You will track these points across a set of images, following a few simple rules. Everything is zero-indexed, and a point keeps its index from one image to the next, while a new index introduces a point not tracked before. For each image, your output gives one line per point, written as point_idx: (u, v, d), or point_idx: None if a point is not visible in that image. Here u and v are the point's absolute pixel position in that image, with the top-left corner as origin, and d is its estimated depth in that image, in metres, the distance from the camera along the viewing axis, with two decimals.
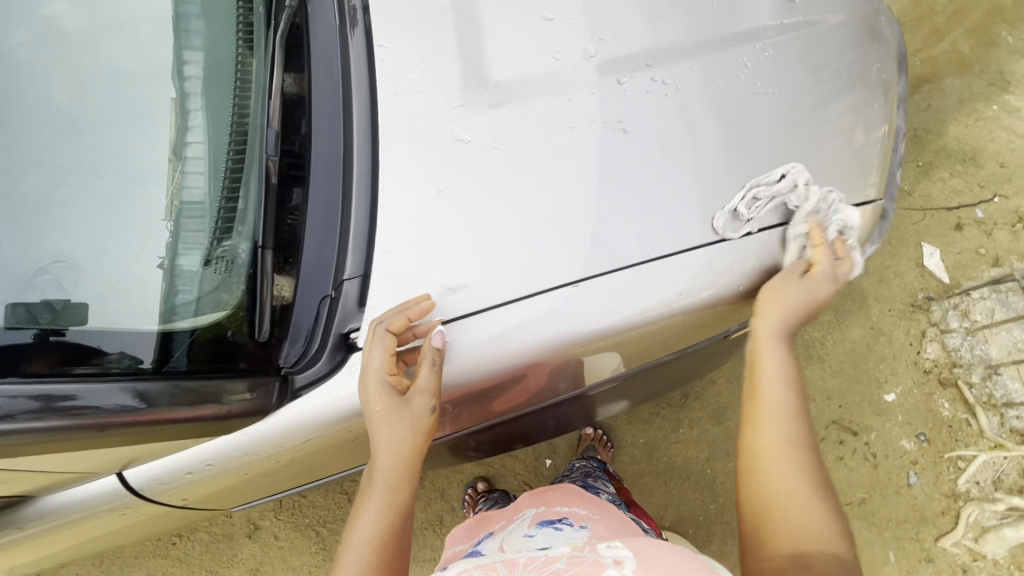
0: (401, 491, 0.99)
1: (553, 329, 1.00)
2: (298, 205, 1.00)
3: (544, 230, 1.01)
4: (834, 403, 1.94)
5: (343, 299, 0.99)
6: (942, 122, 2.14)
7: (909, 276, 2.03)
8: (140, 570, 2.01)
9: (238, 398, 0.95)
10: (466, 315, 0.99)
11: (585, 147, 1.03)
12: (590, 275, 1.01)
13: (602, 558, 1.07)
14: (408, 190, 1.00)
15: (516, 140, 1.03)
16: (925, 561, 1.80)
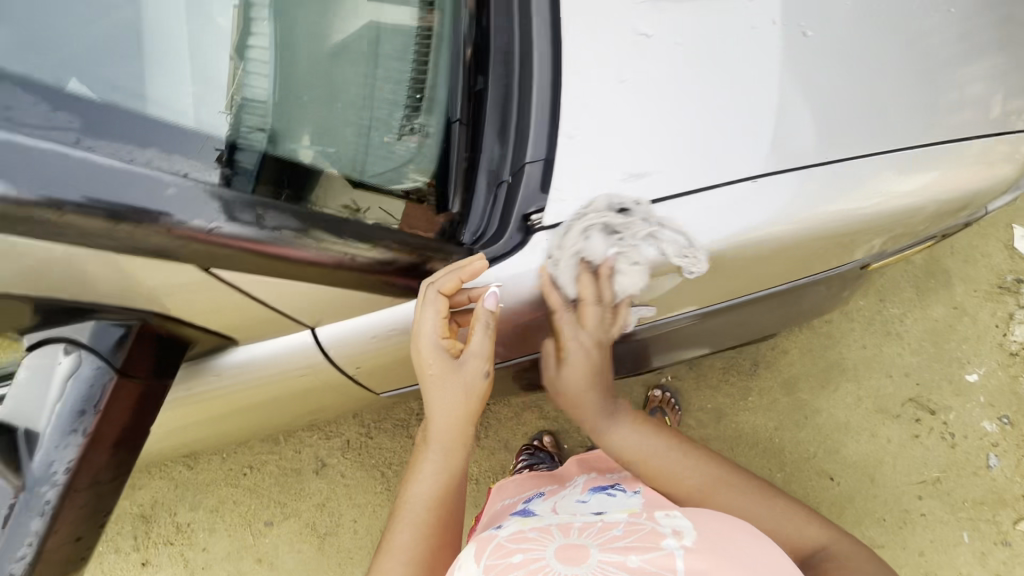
0: (457, 454, 1.06)
1: (734, 224, 0.92)
2: (481, 89, 1.01)
3: (731, 122, 0.94)
4: (912, 380, 1.91)
5: (528, 179, 0.94)
6: None
7: (998, 258, 1.97)
8: (210, 497, 2.09)
9: (361, 252, 0.82)
10: (644, 203, 0.91)
11: (767, 48, 0.98)
12: (776, 170, 0.93)
13: (661, 527, 0.99)
14: (591, 78, 0.97)
15: (698, 37, 0.98)
16: (1000, 544, 1.76)
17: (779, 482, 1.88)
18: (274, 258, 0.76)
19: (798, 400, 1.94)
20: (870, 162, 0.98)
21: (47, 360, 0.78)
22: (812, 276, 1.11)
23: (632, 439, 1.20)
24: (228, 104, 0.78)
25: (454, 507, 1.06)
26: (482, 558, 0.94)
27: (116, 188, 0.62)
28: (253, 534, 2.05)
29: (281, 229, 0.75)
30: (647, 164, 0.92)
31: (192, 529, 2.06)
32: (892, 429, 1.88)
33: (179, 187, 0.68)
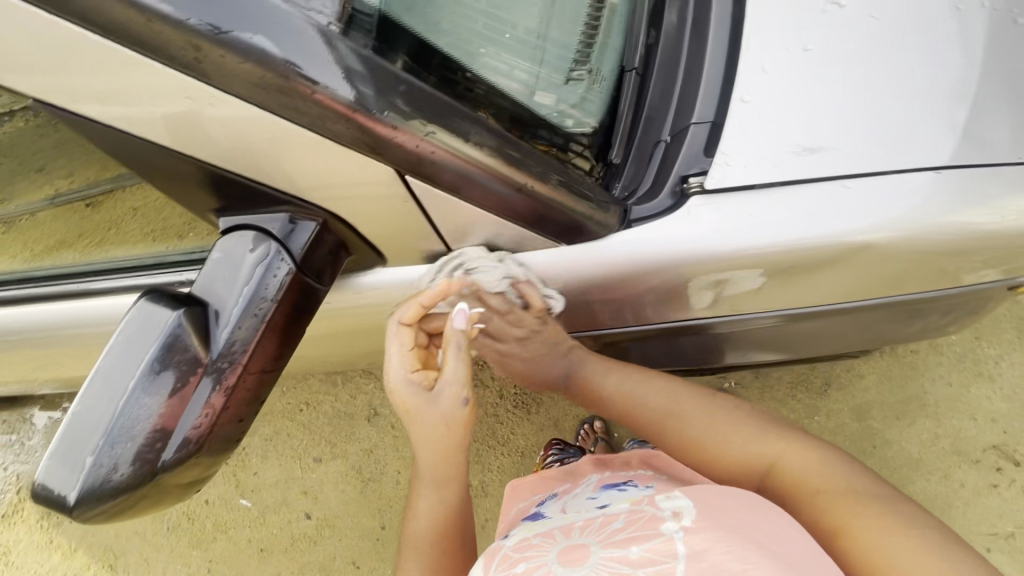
0: (450, 486, 1.10)
1: (908, 213, 0.87)
2: (650, 45, 1.02)
3: (924, 103, 0.88)
4: (998, 427, 1.79)
5: (693, 142, 0.92)
6: None
7: None
8: (268, 426, 2.18)
9: (472, 149, 0.75)
10: (818, 179, 0.87)
11: (966, 30, 0.90)
12: (958, 163, 0.87)
13: (662, 510, 0.92)
14: (771, 43, 0.93)
15: (897, 12, 0.91)
16: None
17: None
18: (388, 145, 0.70)
19: (867, 427, 1.86)
20: None
21: (237, 247, 0.78)
22: (945, 290, 1.05)
23: (619, 383, 1.22)
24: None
25: (455, 537, 1.11)
26: (489, 571, 0.93)
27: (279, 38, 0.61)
28: (301, 468, 2.13)
29: (407, 111, 0.69)
30: (823, 139, 0.88)
31: (246, 452, 2.17)
32: (968, 474, 1.77)
33: (312, 40, 0.63)
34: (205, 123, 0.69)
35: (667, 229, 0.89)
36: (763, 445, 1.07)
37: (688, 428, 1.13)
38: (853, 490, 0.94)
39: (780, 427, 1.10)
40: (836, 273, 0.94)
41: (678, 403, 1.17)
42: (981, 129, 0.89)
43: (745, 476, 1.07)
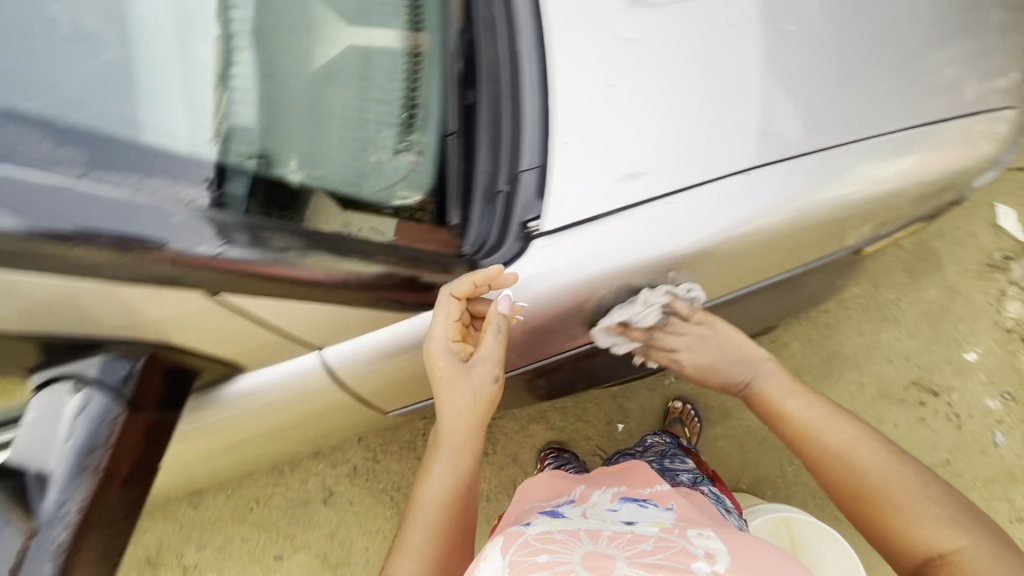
0: (466, 453, 1.01)
1: (729, 216, 0.95)
2: (473, 102, 1.00)
3: (719, 116, 0.97)
4: (913, 364, 1.92)
5: (527, 185, 0.95)
6: None
7: (984, 237, 2.02)
8: (217, 535, 2.03)
9: (350, 265, 0.86)
10: (642, 202, 0.94)
11: (746, 44, 1.00)
12: (763, 162, 0.97)
13: (694, 548, 0.95)
14: (579, 82, 0.98)
15: (684, 35, 0.99)
16: (1015, 522, 1.74)
17: (790, 475, 1.89)
18: (272, 279, 0.81)
19: None
20: (841, 150, 1.01)
21: (55, 400, 0.80)
22: (803, 267, 1.15)
23: (803, 407, 1.05)
24: (214, 133, 0.78)
25: (467, 508, 1.00)
26: (508, 554, 0.91)
27: (122, 220, 0.68)
28: (263, 570, 2.00)
29: (275, 243, 0.81)
30: (640, 163, 0.95)
31: (199, 570, 2.01)
32: (898, 413, 1.88)
33: (159, 213, 0.71)
34: (21, 289, 0.70)
35: (518, 276, 0.94)
36: (947, 534, 0.88)
37: (869, 479, 0.96)
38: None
39: (966, 516, 0.90)
40: (693, 277, 1.02)
41: (859, 453, 0.99)
42: (778, 125, 0.99)
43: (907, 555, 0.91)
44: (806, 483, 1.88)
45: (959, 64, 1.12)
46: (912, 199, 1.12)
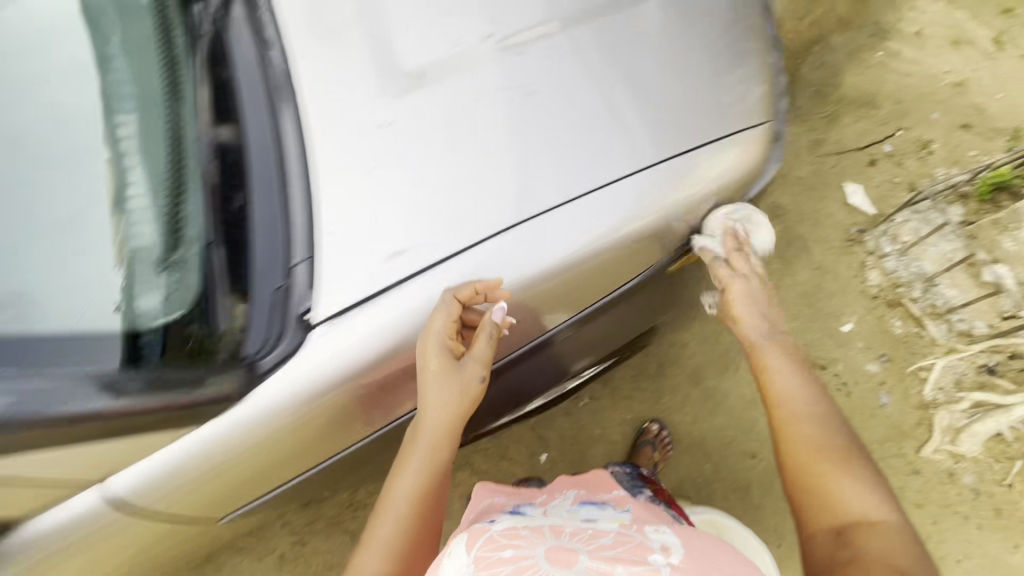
0: (444, 447, 1.06)
1: (496, 274, 1.01)
2: (241, 205, 0.95)
3: (477, 184, 1.01)
4: (798, 343, 2.03)
5: (298, 280, 0.95)
6: (841, 75, 2.45)
7: (839, 215, 2.20)
8: None
9: (204, 391, 0.92)
10: (410, 277, 0.98)
11: (498, 109, 1.03)
12: (524, 218, 1.02)
13: (650, 541, 0.96)
14: (336, 170, 0.97)
15: (436, 108, 1.02)
16: (912, 474, 1.85)
17: (709, 472, 1.97)
18: (158, 413, 0.91)
19: (705, 388, 2.03)
20: (603, 194, 1.06)
21: None
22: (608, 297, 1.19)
23: (789, 381, 1.14)
24: (117, 261, 0.94)
25: (434, 506, 1.05)
26: (473, 549, 0.89)
27: (35, 404, 0.84)
28: None
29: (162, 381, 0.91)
30: (407, 241, 0.98)
31: None
32: None
33: (69, 383, 0.87)
34: None
35: (299, 370, 0.94)
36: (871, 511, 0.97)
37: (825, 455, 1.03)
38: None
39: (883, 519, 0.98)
40: None
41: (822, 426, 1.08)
42: (541, 180, 1.03)
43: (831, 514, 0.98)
44: (725, 477, 1.95)
45: (717, 86, 1.19)
46: (698, 215, 1.18)
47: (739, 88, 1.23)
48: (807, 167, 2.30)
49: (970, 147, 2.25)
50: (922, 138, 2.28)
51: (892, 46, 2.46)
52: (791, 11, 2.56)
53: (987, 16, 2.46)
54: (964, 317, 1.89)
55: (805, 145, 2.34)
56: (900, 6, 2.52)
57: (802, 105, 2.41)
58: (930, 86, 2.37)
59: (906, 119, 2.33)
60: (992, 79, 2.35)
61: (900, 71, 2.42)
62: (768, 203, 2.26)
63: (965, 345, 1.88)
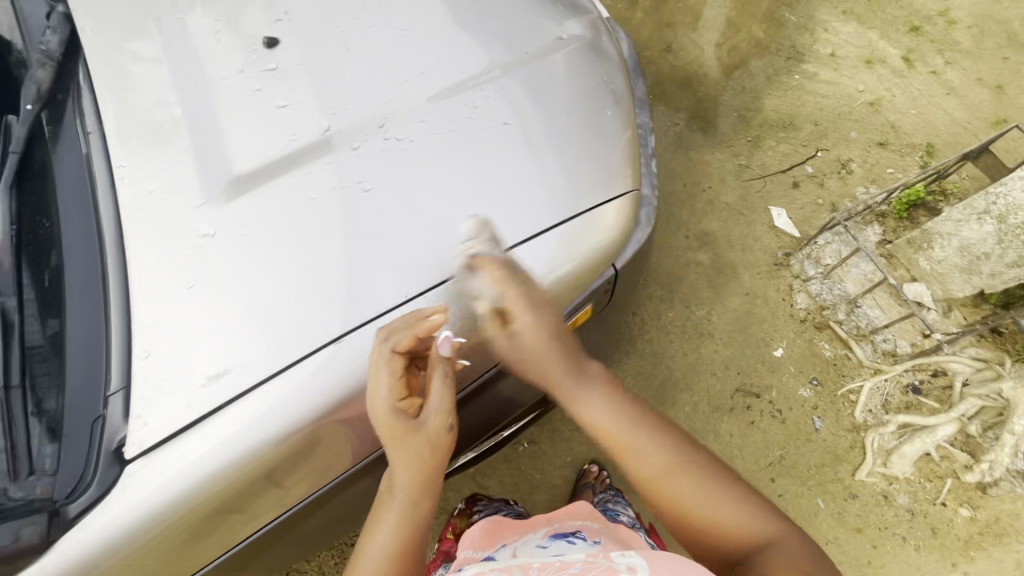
0: (424, 502, 0.89)
1: (328, 388, 0.90)
2: (57, 334, 0.90)
3: (303, 295, 0.92)
4: (732, 371, 2.02)
5: (107, 416, 0.87)
6: (761, 99, 2.49)
7: (766, 238, 2.22)
8: None
9: (32, 535, 0.84)
10: (224, 404, 0.87)
11: (328, 216, 0.97)
12: (352, 327, 0.92)
13: (616, 564, 0.84)
14: (156, 292, 0.91)
15: (261, 222, 0.95)
16: (849, 499, 1.83)
17: None
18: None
19: None
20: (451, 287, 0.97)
21: None
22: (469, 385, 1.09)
23: (599, 406, 0.91)
24: None
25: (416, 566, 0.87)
26: None
27: None
28: None
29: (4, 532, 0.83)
30: (226, 360, 0.89)
31: None
32: (730, 422, 1.96)
33: None
34: None
35: (106, 511, 0.84)
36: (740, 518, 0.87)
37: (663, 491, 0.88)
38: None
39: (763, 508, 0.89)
40: (338, 443, 0.95)
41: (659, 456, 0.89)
42: (379, 277, 0.95)
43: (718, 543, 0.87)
44: None
45: (580, 159, 1.09)
46: (567, 291, 1.04)
47: (605, 158, 1.12)
48: (734, 192, 2.32)
49: (887, 165, 2.31)
50: (842, 158, 2.33)
51: (808, 69, 2.53)
52: (711, 40, 2.62)
53: (896, 36, 2.54)
54: (886, 338, 1.93)
55: (731, 169, 2.36)
56: (814, 30, 2.60)
57: (726, 131, 2.44)
58: (846, 106, 2.43)
59: (826, 140, 2.37)
60: (904, 97, 2.42)
61: (816, 92, 2.48)
62: (698, 230, 2.27)
63: (889, 366, 1.89)
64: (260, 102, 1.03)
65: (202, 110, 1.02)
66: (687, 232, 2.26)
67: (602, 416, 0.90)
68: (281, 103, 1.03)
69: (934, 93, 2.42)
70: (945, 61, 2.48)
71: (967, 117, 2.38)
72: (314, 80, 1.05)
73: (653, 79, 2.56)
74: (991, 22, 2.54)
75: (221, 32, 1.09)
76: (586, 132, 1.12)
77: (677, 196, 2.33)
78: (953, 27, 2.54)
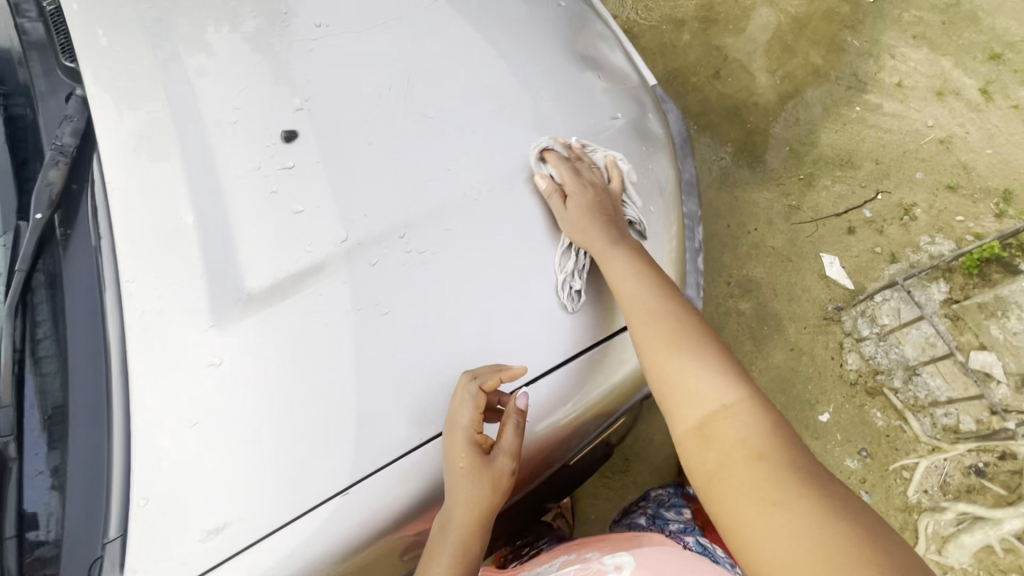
0: (476, 543, 0.94)
1: (340, 538, 0.93)
2: (59, 465, 0.93)
3: (315, 436, 0.94)
4: None
5: (104, 558, 0.89)
6: (816, 132, 2.31)
7: (816, 289, 2.06)
8: None
9: None
10: (228, 557, 0.90)
11: (342, 344, 0.97)
12: (359, 477, 0.94)
13: (604, 565, 1.10)
14: (159, 435, 0.92)
15: (271, 351, 0.96)
16: None
17: None
18: None
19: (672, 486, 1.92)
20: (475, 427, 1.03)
21: None
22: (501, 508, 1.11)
23: (623, 267, 1.08)
24: None
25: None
26: None
27: None
28: None
29: None
30: (227, 513, 0.91)
31: None
32: None
33: None
34: None
35: None
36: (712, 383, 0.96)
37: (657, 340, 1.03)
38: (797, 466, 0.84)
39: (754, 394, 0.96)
40: None
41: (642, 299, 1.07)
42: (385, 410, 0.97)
43: (687, 401, 0.97)
44: None
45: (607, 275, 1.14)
46: (620, 404, 1.15)
47: None
48: (782, 236, 2.17)
49: (957, 211, 2.10)
50: (904, 202, 2.14)
51: (871, 100, 2.33)
52: (763, 67, 2.45)
53: (973, 64, 2.31)
54: (948, 412, 1.77)
55: (779, 211, 2.21)
56: (879, 56, 2.39)
57: (775, 167, 2.28)
58: (913, 142, 2.23)
59: (888, 180, 2.18)
60: (979, 134, 2.21)
61: (879, 126, 2.28)
62: (740, 276, 2.13)
63: (949, 445, 1.74)
64: (278, 206, 1.02)
65: (217, 212, 1.00)
66: (728, 278, 2.13)
67: (620, 278, 1.08)
68: (298, 207, 1.02)
69: (1014, 131, 2.20)
70: None
71: None
72: (332, 186, 1.04)
73: (698, 108, 2.41)
74: None
75: (239, 128, 1.05)
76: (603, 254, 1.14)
77: (719, 238, 2.19)
78: None
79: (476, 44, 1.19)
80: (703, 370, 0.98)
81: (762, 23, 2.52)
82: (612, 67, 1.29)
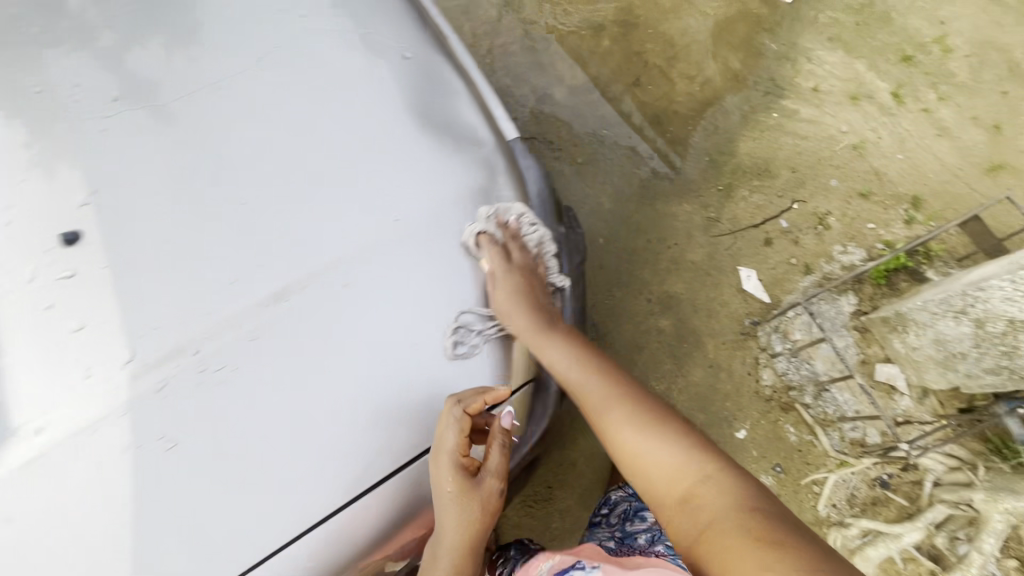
0: (467, 556, 1.06)
1: None
2: None
3: None
4: None
5: None
6: (735, 141, 2.29)
7: (733, 304, 2.06)
8: None
9: None
10: None
11: (116, 483, 0.91)
12: None
13: None
14: None
15: (42, 495, 0.90)
16: None
17: None
18: None
19: (596, 510, 1.93)
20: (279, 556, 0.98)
21: None
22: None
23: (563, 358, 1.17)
24: None
25: None
26: None
27: None
28: None
29: None
30: None
31: None
32: None
33: None
34: None
35: None
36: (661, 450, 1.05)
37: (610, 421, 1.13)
38: (769, 514, 0.89)
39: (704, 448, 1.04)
40: None
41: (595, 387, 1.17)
42: (170, 542, 0.92)
43: (649, 472, 1.05)
44: None
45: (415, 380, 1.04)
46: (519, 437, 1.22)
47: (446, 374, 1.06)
48: (701, 249, 2.16)
49: (869, 218, 2.12)
50: (819, 211, 2.14)
51: (788, 106, 2.31)
52: (682, 73, 2.40)
53: (886, 66, 2.31)
54: (855, 426, 1.80)
55: (698, 224, 2.19)
56: (796, 59, 2.37)
57: (694, 179, 2.25)
58: (827, 149, 2.23)
59: (803, 189, 2.18)
60: (891, 139, 2.22)
61: (795, 133, 2.27)
62: (661, 293, 2.12)
63: (857, 458, 1.77)
64: (52, 326, 0.93)
65: None
66: (649, 294, 2.12)
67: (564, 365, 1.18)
68: (74, 327, 0.93)
69: (924, 135, 2.21)
70: (938, 96, 2.25)
71: (960, 162, 2.16)
72: (114, 301, 0.94)
73: (618, 119, 2.37)
74: (992, 50, 2.30)
75: (8, 231, 0.96)
76: (423, 346, 1.05)
77: (639, 254, 2.17)
78: (949, 55, 2.30)
79: (276, 105, 1.05)
80: (650, 440, 1.07)
81: (682, 26, 2.46)
82: (443, 126, 1.15)
